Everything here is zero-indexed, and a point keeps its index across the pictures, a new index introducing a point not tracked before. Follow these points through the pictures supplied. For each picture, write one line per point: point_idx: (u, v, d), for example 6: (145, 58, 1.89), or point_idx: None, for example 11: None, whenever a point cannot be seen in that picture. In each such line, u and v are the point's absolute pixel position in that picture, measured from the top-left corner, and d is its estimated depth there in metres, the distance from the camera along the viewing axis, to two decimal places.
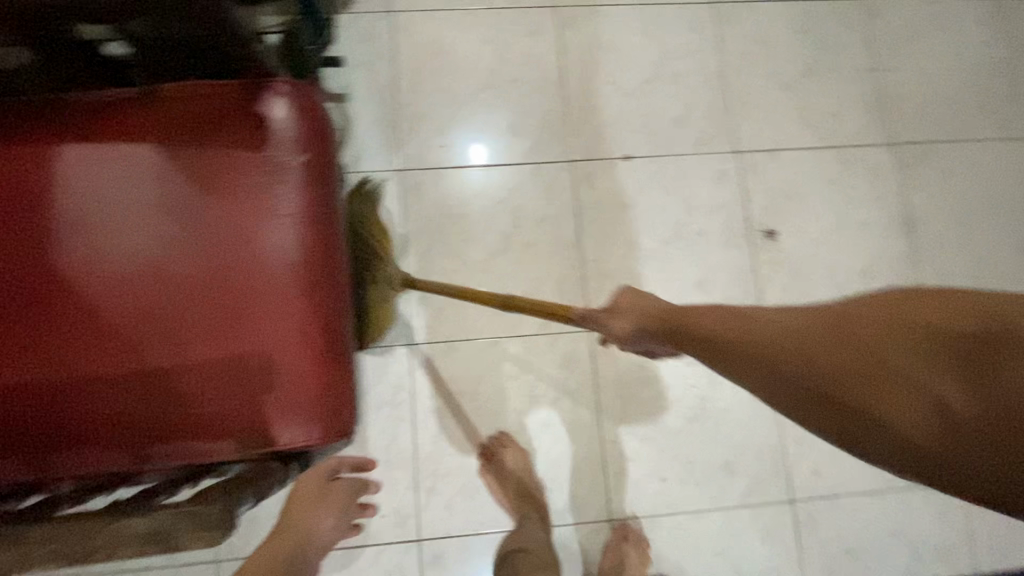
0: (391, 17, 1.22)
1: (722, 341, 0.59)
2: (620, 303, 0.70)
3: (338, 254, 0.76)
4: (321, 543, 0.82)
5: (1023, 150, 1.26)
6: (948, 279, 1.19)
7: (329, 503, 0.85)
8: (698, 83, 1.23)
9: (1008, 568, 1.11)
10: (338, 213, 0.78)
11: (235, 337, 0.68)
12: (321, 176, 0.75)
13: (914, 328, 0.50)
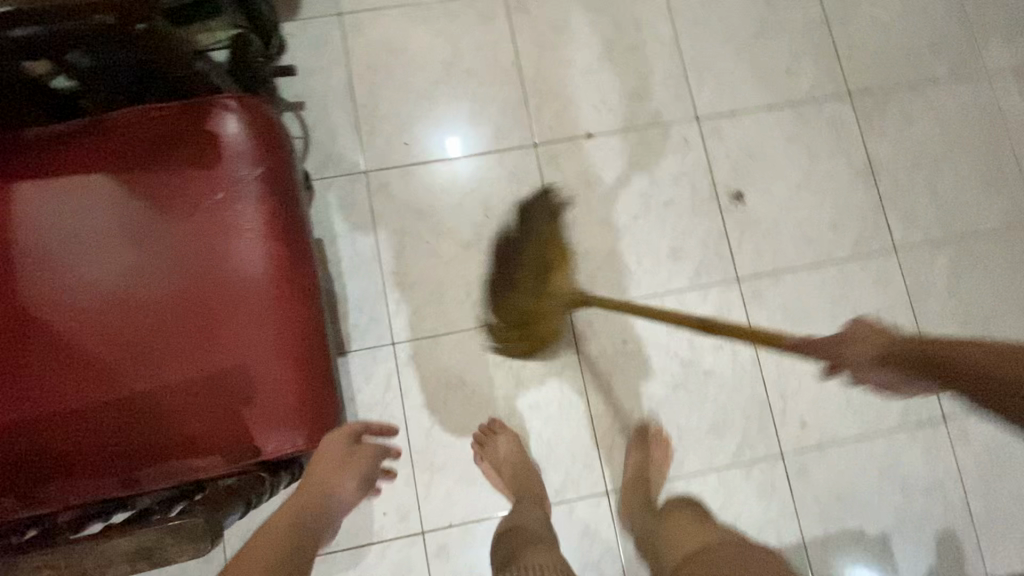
0: (340, 19, 1.22)
1: (986, 370, 0.55)
2: (862, 333, 0.65)
3: (308, 262, 0.77)
4: (342, 509, 0.72)
5: (976, 89, 1.29)
6: (916, 222, 1.21)
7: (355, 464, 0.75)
8: (652, 54, 1.24)
9: (996, 495, 1.14)
10: (302, 221, 0.79)
11: (212, 354, 0.70)
12: (280, 187, 0.76)
13: None
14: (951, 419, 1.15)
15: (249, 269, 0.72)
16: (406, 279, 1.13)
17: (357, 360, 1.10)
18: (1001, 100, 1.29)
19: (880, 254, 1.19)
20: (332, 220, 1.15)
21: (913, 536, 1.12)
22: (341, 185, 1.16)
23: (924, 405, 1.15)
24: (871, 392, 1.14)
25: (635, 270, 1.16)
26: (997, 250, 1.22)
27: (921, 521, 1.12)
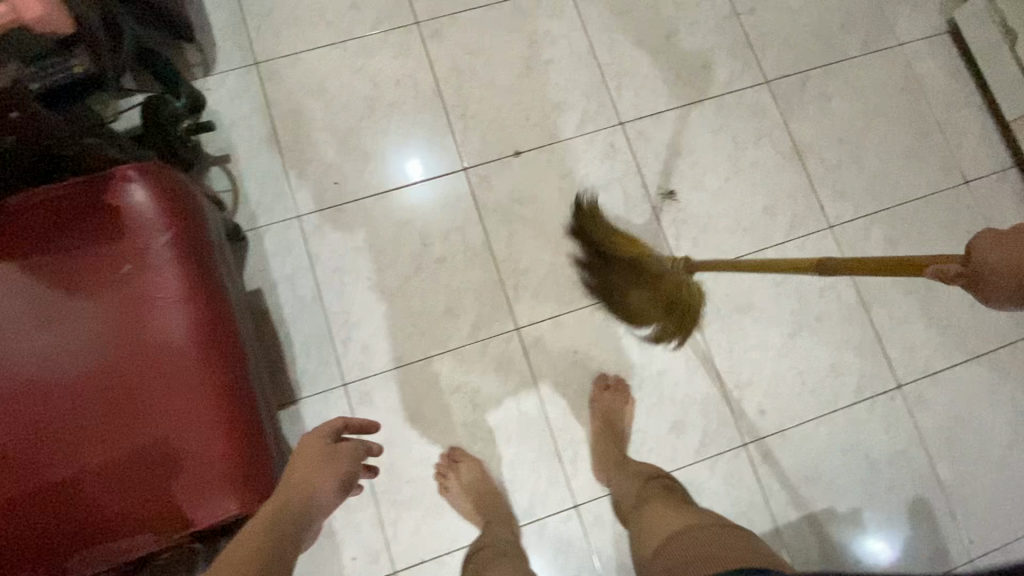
0: (257, 68, 1.22)
1: None
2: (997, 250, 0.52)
3: (229, 322, 0.76)
4: (322, 509, 0.66)
5: (888, 61, 1.32)
6: (848, 197, 1.23)
7: (336, 462, 0.70)
8: (569, 66, 1.25)
9: (959, 455, 1.16)
10: (220, 280, 0.78)
11: (134, 429, 0.69)
12: (192, 250, 0.75)
13: None
14: (905, 386, 1.16)
15: (167, 337, 0.72)
16: (352, 318, 1.13)
17: (309, 407, 1.09)
18: (915, 69, 1.33)
19: (816, 233, 1.20)
20: (270, 269, 1.14)
21: (885, 508, 1.12)
22: (275, 232, 1.15)
23: (877, 377, 1.16)
24: (824, 370, 1.15)
25: (578, 279, 1.17)
26: (929, 215, 1.24)
27: (890, 492, 1.13)
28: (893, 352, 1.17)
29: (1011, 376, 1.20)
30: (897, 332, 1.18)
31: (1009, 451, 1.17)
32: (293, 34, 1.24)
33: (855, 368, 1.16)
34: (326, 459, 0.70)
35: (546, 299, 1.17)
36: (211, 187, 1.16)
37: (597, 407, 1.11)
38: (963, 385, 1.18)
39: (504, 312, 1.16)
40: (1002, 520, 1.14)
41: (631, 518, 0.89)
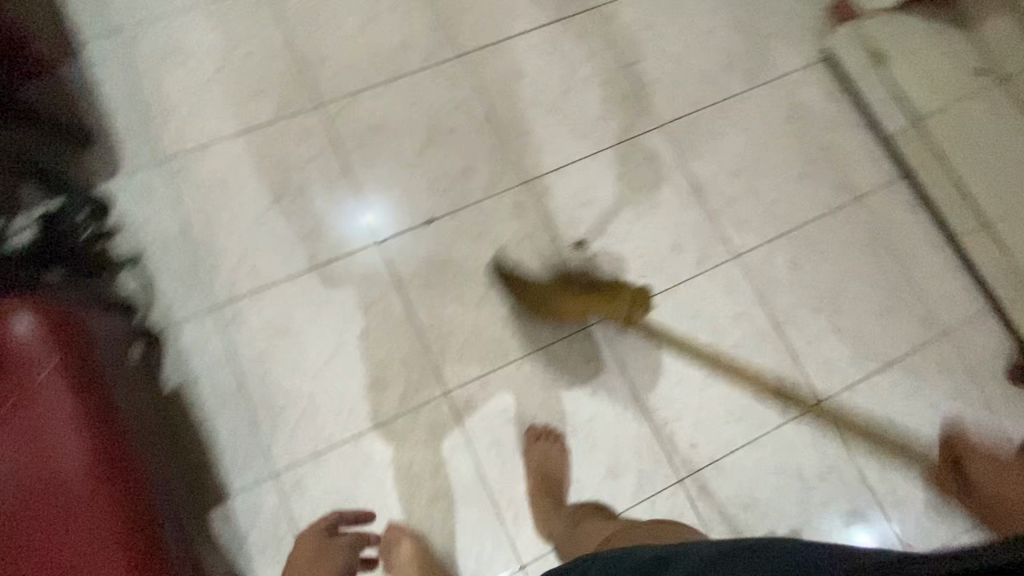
0: (163, 166, 1.23)
1: None
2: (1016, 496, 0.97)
3: (128, 445, 0.80)
4: None
5: (773, 92, 1.39)
6: (749, 227, 1.29)
7: (334, 554, 1.04)
8: (472, 132, 1.30)
9: (886, 461, 1.20)
10: (114, 394, 0.82)
11: (31, 556, 0.72)
12: (80, 372, 0.79)
13: None
14: (825, 402, 1.21)
15: (64, 472, 0.75)
16: (278, 405, 1.13)
17: (241, 502, 1.08)
18: (798, 96, 1.40)
19: (723, 265, 1.26)
20: (190, 366, 1.13)
21: (823, 525, 1.15)
22: (192, 328, 1.15)
23: (798, 397, 1.21)
24: (746, 397, 1.19)
25: (502, 337, 1.19)
26: (829, 234, 1.30)
27: (824, 508, 1.16)
28: (810, 370, 1.22)
29: (925, 379, 1.25)
30: (811, 350, 1.23)
31: (933, 451, 1.22)
32: (197, 128, 1.26)
33: (776, 391, 1.20)
34: (326, 553, 1.03)
35: (472, 361, 1.18)
36: (123, 289, 1.16)
37: (528, 463, 1.12)
38: (880, 393, 1.23)
39: (431, 379, 1.16)
40: (935, 520, 1.19)
41: (571, 538, 1.05)
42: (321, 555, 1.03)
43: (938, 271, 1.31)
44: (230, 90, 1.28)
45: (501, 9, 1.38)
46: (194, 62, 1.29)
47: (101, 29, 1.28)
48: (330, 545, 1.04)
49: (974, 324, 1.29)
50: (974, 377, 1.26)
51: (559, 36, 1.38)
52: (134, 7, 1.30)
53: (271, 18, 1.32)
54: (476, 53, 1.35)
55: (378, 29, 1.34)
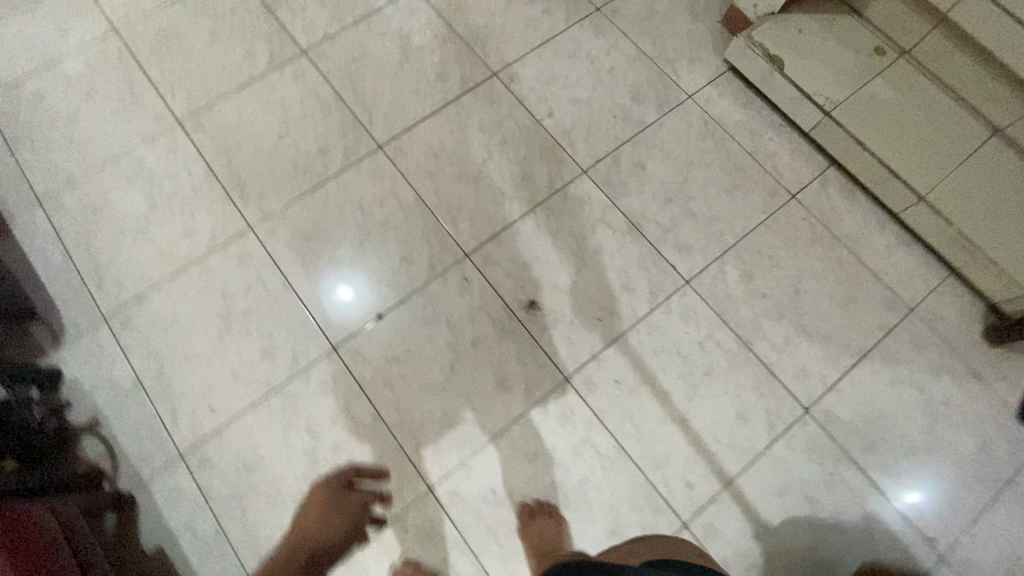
0: (106, 321, 1.21)
1: None
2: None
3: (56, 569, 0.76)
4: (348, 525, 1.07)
5: (687, 113, 1.42)
6: (694, 250, 1.30)
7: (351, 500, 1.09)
8: (405, 219, 1.31)
9: (887, 452, 1.17)
10: (36, 519, 0.81)
11: None
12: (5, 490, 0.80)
13: (1004, 211, 1.25)
14: (811, 408, 1.19)
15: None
16: (263, 541, 1.09)
17: None
18: (710, 112, 1.42)
19: (676, 293, 1.26)
20: (167, 521, 1.10)
21: (838, 535, 1.11)
22: (163, 482, 1.12)
23: (783, 409, 1.19)
24: (732, 420, 1.18)
25: (474, 416, 1.17)
26: (774, 239, 1.31)
27: (836, 517, 1.12)
28: (789, 379, 1.21)
29: (904, 360, 1.23)
30: (783, 358, 1.22)
31: (932, 432, 1.19)
32: (133, 276, 1.25)
33: (759, 409, 1.19)
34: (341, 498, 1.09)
35: (449, 449, 1.15)
36: (87, 457, 1.13)
37: (528, 546, 1.07)
38: (862, 385, 1.21)
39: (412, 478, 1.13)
40: (953, 501, 1.14)
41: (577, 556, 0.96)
42: (331, 507, 1.07)
43: (887, 249, 1.32)
44: (160, 231, 1.28)
45: (409, 94, 1.42)
46: (121, 211, 1.29)
47: (26, 201, 1.29)
48: (347, 496, 1.09)
49: (938, 293, 1.28)
50: (951, 346, 1.25)
51: (469, 106, 1.41)
52: (56, 173, 1.32)
53: (188, 154, 1.34)
54: (395, 142, 1.37)
55: (294, 140, 1.36)
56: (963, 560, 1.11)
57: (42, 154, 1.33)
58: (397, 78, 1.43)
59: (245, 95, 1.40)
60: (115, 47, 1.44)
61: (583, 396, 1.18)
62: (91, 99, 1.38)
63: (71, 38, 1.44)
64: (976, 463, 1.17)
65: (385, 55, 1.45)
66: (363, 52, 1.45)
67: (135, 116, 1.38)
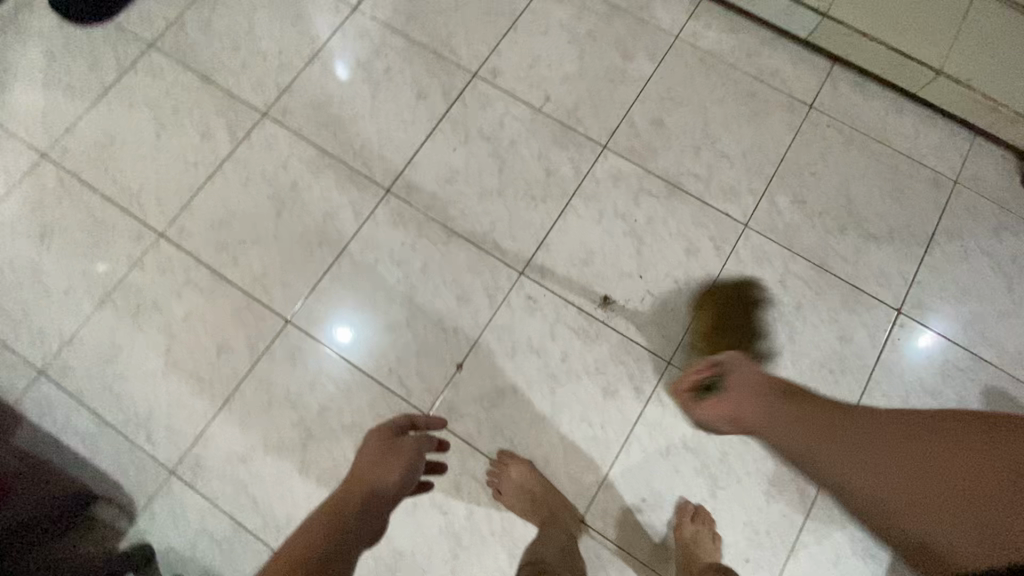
0: (175, 474, 1.08)
1: None
2: None
3: None
4: (390, 489, 0.84)
5: (680, 54, 1.36)
6: (738, 193, 1.27)
7: (405, 451, 0.90)
8: (444, 255, 1.22)
9: (964, 312, 1.20)
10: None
11: None
12: None
13: None
14: (903, 307, 1.20)
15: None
16: None
17: None
18: (703, 47, 1.37)
19: (740, 240, 1.24)
20: None
21: (942, 402, 1.15)
22: None
23: (878, 318, 1.20)
24: (837, 346, 1.18)
25: (595, 432, 1.12)
26: (809, 156, 1.29)
27: (939, 389, 1.16)
28: (873, 288, 1.21)
29: (968, 233, 1.24)
30: (861, 269, 1.22)
31: (1013, 291, 1.21)
32: (184, 415, 1.11)
33: (857, 327, 1.19)
34: (393, 450, 0.90)
35: (584, 473, 1.10)
36: None
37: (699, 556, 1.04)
38: (940, 267, 1.22)
39: (548, 486, 1.07)
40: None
41: None
42: (395, 448, 0.91)
43: (914, 130, 1.31)
44: (191, 357, 1.14)
45: (396, 123, 1.30)
46: (136, 351, 1.14)
47: (27, 377, 1.13)
48: (399, 444, 0.92)
49: (975, 157, 1.29)
50: (1002, 205, 1.26)
51: (463, 117, 1.31)
52: (47, 335, 1.15)
53: (185, 263, 1.20)
54: (401, 178, 1.26)
55: (294, 211, 1.23)
56: None
57: (22, 320, 1.16)
58: (376, 110, 1.31)
59: (222, 179, 1.25)
60: (50, 173, 1.24)
61: None
62: (49, 239, 1.20)
63: None
64: None
65: (355, 91, 1.32)
66: (330, 94, 1.31)
67: (106, 241, 1.20)
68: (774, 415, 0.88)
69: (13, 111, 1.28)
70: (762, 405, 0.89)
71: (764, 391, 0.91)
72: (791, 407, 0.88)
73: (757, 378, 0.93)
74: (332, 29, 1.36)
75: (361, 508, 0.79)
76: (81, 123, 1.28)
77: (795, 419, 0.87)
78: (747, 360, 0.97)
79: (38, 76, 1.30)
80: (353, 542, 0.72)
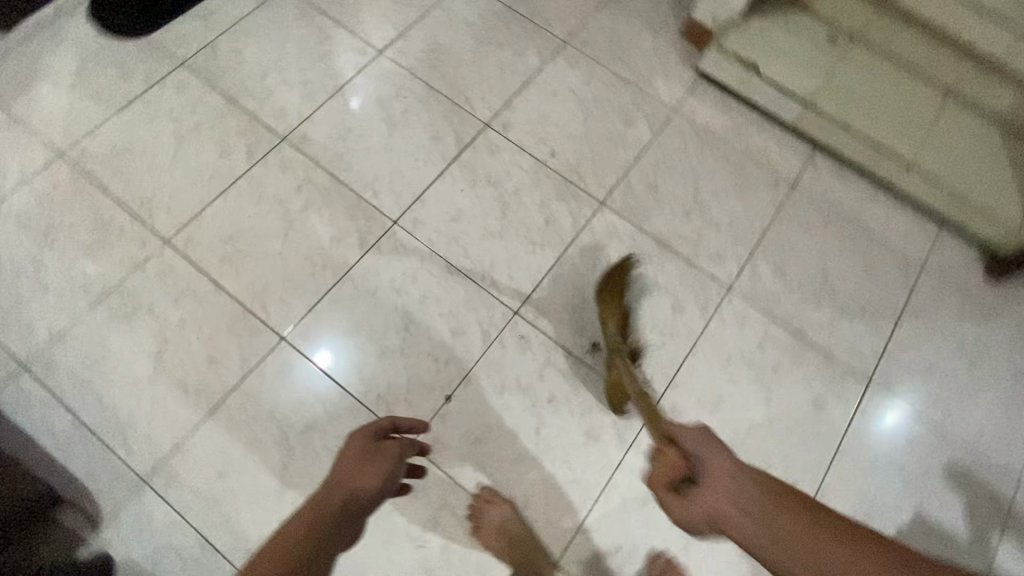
0: (149, 483, 1.06)
1: (1003, 161, 1.45)
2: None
3: None
4: (369, 497, 0.79)
5: (678, 127, 1.47)
6: (725, 257, 1.35)
7: (387, 455, 0.85)
8: (443, 289, 1.26)
9: (928, 388, 1.27)
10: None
11: None
12: None
13: (968, 157, 1.45)
14: (873, 378, 1.27)
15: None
16: None
17: None
18: (699, 122, 1.48)
19: (724, 302, 1.31)
20: None
21: (908, 473, 1.20)
22: None
23: (849, 387, 1.26)
24: (810, 411, 1.24)
25: (576, 475, 1.14)
26: (791, 230, 1.39)
27: (905, 460, 1.21)
28: (845, 357, 1.29)
29: (933, 316, 1.33)
30: (835, 340, 1.30)
31: (973, 373, 1.29)
32: (165, 424, 1.10)
33: (830, 394, 1.25)
34: (376, 454, 0.85)
35: (561, 517, 1.11)
36: None
37: None
38: (906, 344, 1.31)
39: (526, 526, 1.08)
40: (983, 413, 1.26)
41: None
42: (377, 450, 0.86)
43: (888, 215, 1.42)
44: (180, 365, 1.14)
45: (408, 160, 1.37)
46: (126, 354, 1.14)
47: (9, 370, 1.11)
48: (383, 449, 0.86)
49: (941, 246, 1.40)
50: (966, 292, 1.36)
51: (472, 161, 1.38)
52: (37, 329, 1.14)
53: (187, 272, 1.21)
54: (407, 212, 1.32)
55: (301, 232, 1.27)
56: (1001, 466, 1.22)
57: (14, 312, 1.15)
58: (390, 147, 1.37)
59: (233, 195, 1.29)
60: (65, 172, 1.27)
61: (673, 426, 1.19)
62: (54, 236, 1.21)
63: (10, 170, 1.26)
64: (988, 374, 1.29)
65: (372, 127, 1.39)
66: (347, 127, 1.38)
67: (111, 243, 1.22)
68: (757, 517, 0.70)
69: (35, 110, 1.32)
70: (738, 499, 0.72)
71: (739, 485, 0.74)
72: (781, 511, 0.70)
73: (732, 463, 0.76)
74: (356, 68, 1.45)
75: (338, 518, 0.74)
76: (102, 129, 1.31)
77: (790, 529, 0.67)
78: (722, 445, 0.79)
79: (66, 80, 1.35)
80: (322, 561, 0.68)
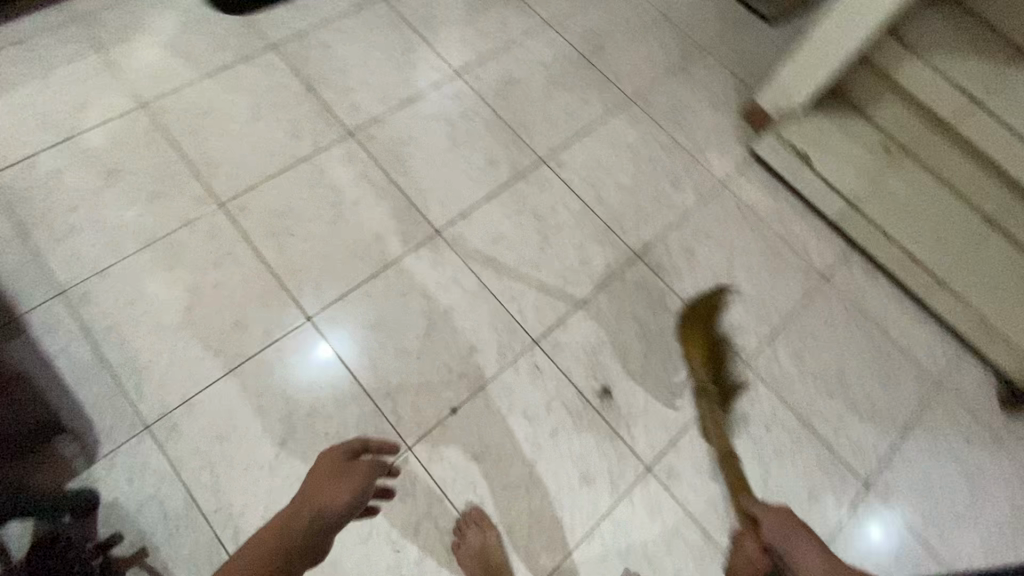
0: (150, 430, 1.07)
1: None
2: None
3: None
4: (335, 517, 0.77)
5: (722, 200, 1.52)
6: (746, 332, 1.37)
7: (356, 473, 0.82)
8: (470, 305, 1.29)
9: (926, 503, 1.26)
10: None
11: None
12: None
13: (1009, 282, 1.44)
14: (873, 482, 1.27)
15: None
16: None
17: None
18: (743, 200, 1.53)
19: (738, 375, 1.32)
20: None
21: None
22: None
23: (848, 485, 1.26)
24: (805, 501, 1.23)
25: (562, 514, 1.14)
26: (814, 320, 1.41)
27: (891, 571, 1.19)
28: (848, 455, 1.28)
29: (942, 433, 1.34)
30: (840, 436, 1.30)
31: (973, 499, 1.28)
32: (179, 376, 1.12)
33: (827, 488, 1.25)
34: (344, 473, 0.81)
35: (540, 553, 1.10)
36: None
37: None
38: (911, 455, 1.30)
39: (504, 554, 1.07)
40: (977, 541, 1.24)
41: None
42: (346, 468, 0.82)
43: (910, 326, 1.45)
44: (206, 323, 1.17)
45: (462, 178, 1.42)
46: (158, 301, 1.17)
47: (45, 291, 1.15)
48: (350, 467, 0.83)
49: (958, 367, 1.42)
50: (977, 417, 1.36)
51: (522, 191, 1.43)
52: (81, 260, 1.18)
53: (233, 237, 1.26)
54: (452, 225, 1.36)
55: (347, 223, 1.31)
56: None
57: (63, 239, 1.19)
58: (448, 162, 1.43)
59: (292, 176, 1.34)
60: (142, 121, 1.33)
61: (667, 487, 1.19)
62: (118, 177, 1.27)
63: (93, 108, 1.32)
64: (987, 503, 1.28)
65: (434, 140, 1.45)
66: (412, 135, 1.44)
67: (169, 195, 1.27)
68: None
69: (129, 59, 1.39)
70: None
71: None
72: None
73: None
74: (431, 84, 1.52)
75: (298, 546, 0.71)
76: (186, 89, 1.39)
77: None
78: None
79: (164, 40, 1.43)
80: None
